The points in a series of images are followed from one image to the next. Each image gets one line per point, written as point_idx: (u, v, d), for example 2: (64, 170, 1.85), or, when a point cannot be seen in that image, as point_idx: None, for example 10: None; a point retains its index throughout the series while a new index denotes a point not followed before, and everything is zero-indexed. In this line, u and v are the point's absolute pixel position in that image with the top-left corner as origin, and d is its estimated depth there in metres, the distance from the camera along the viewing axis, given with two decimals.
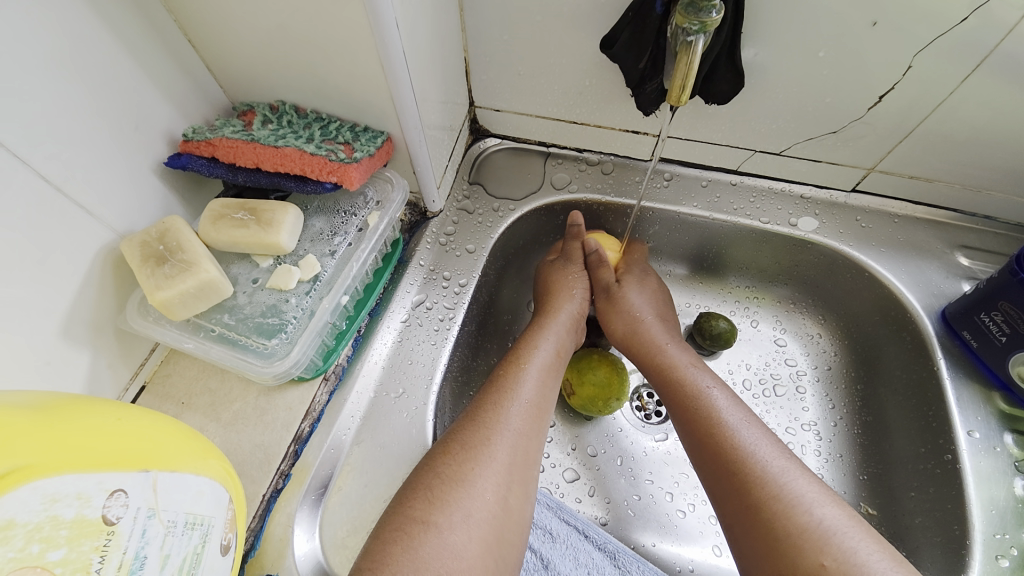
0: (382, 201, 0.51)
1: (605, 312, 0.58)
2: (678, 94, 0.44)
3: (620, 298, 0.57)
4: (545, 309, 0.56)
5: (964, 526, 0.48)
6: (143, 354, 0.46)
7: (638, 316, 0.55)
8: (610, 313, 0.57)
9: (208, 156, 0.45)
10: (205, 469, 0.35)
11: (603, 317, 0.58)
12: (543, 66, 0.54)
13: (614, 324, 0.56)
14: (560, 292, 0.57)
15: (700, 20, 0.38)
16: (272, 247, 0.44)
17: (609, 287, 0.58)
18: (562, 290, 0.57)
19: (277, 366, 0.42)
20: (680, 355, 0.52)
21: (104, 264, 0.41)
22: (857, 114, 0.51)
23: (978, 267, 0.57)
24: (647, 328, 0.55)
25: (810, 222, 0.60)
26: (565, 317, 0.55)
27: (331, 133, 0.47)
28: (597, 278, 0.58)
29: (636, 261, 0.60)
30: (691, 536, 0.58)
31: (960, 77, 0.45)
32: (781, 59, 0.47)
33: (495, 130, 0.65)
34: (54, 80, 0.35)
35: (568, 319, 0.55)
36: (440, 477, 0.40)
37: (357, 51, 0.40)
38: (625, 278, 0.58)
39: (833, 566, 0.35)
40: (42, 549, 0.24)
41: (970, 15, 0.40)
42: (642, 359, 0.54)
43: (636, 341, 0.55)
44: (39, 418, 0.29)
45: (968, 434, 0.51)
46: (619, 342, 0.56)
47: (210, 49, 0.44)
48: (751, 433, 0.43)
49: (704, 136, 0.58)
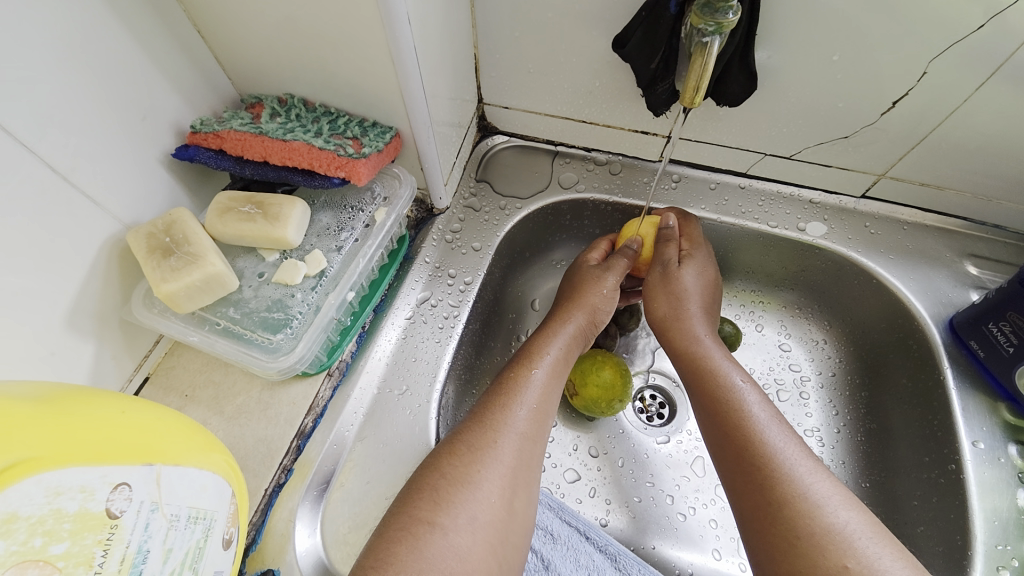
0: (389, 197, 0.51)
1: (653, 287, 0.55)
2: (692, 96, 0.43)
3: (676, 279, 0.54)
4: (558, 315, 0.54)
5: (967, 537, 0.48)
6: (147, 345, 0.46)
7: (683, 304, 0.54)
8: (660, 290, 0.54)
9: (216, 148, 0.45)
10: (208, 463, 0.35)
11: (648, 293, 0.56)
12: (554, 65, 0.54)
13: (656, 304, 0.55)
14: (581, 298, 0.55)
15: (716, 21, 0.37)
16: (279, 241, 0.44)
17: (668, 263, 0.55)
18: (597, 284, 0.55)
19: (282, 362, 0.42)
20: (713, 348, 0.51)
21: (110, 254, 0.41)
22: (868, 120, 0.50)
23: (988, 277, 0.57)
24: (688, 319, 0.53)
25: (819, 227, 0.60)
26: (572, 327, 0.53)
27: (340, 128, 0.47)
28: (660, 251, 0.55)
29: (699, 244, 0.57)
30: (691, 539, 0.58)
31: (974, 85, 0.44)
32: (794, 63, 0.47)
33: (503, 128, 0.65)
34: (63, 69, 0.35)
35: (575, 328, 0.53)
36: (446, 478, 0.39)
37: (368, 46, 0.40)
38: (689, 259, 0.55)
39: (856, 568, 0.35)
40: (45, 542, 0.24)
41: (986, 23, 0.40)
42: (673, 348, 0.53)
43: (673, 327, 0.54)
44: (45, 410, 0.28)
45: (973, 445, 0.51)
46: (656, 324, 0.55)
47: (220, 40, 0.44)
48: (778, 433, 0.43)
49: (714, 139, 0.58)
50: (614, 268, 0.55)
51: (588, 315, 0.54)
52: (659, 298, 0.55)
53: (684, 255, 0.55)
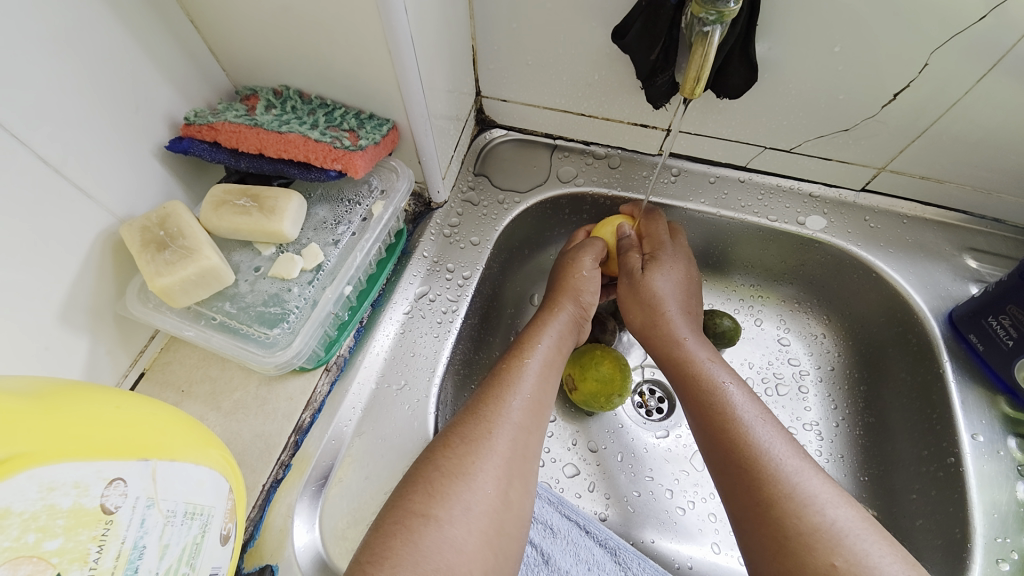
0: (386, 190, 0.50)
1: (627, 300, 0.55)
2: (693, 86, 0.43)
3: (643, 286, 0.54)
4: (548, 305, 0.54)
5: (966, 530, 0.48)
6: (143, 341, 0.45)
7: (659, 309, 0.53)
8: (632, 301, 0.54)
9: (211, 140, 0.44)
10: (205, 458, 0.35)
11: (624, 305, 0.56)
12: (552, 57, 0.53)
13: (632, 315, 0.55)
14: (565, 289, 0.55)
15: (717, 10, 0.37)
16: (274, 235, 0.44)
17: (633, 272, 0.55)
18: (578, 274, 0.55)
19: (279, 356, 0.42)
20: (697, 349, 0.51)
21: (105, 248, 0.40)
22: (869, 113, 0.50)
23: (987, 271, 0.57)
24: (667, 323, 0.52)
25: (818, 221, 0.60)
26: (564, 317, 0.53)
27: (336, 120, 0.46)
28: (623, 261, 0.56)
29: (663, 241, 0.56)
30: (690, 533, 0.58)
31: (975, 77, 0.44)
32: (794, 55, 0.46)
33: (501, 121, 0.64)
34: (54, 59, 0.34)
35: (568, 318, 0.53)
36: (439, 470, 0.39)
37: (365, 37, 0.39)
38: (654, 262, 0.54)
39: (844, 566, 0.35)
40: (38, 539, 0.24)
41: (987, 14, 0.39)
42: (657, 348, 0.53)
43: (653, 333, 0.53)
44: (38, 405, 0.28)
45: (973, 438, 0.51)
46: (637, 332, 0.55)
47: (214, 31, 0.43)
48: (766, 431, 0.43)
49: (713, 132, 0.57)
50: (590, 250, 0.56)
51: (576, 305, 0.54)
52: (634, 308, 0.55)
53: (647, 259, 0.55)
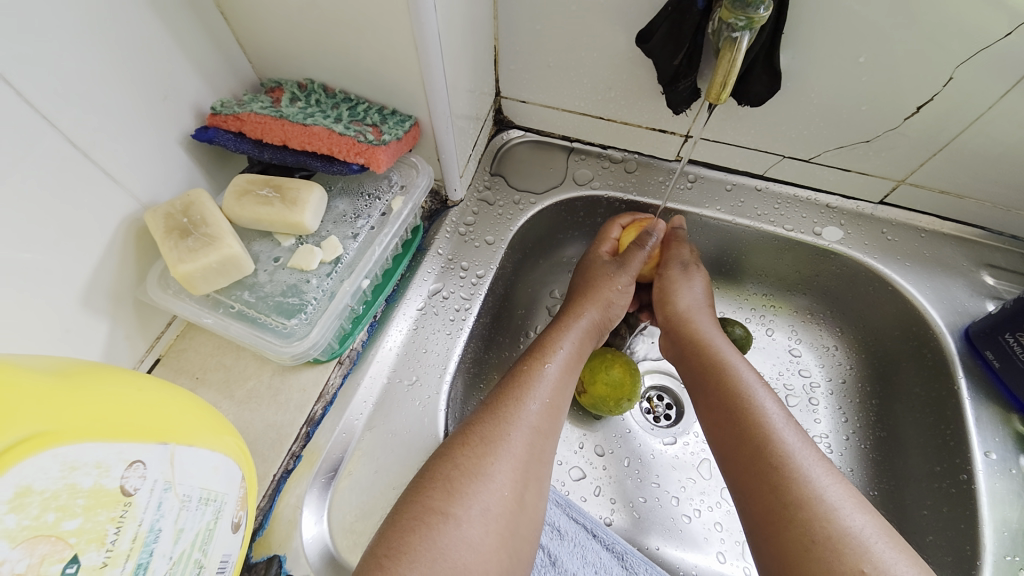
0: (406, 186, 0.50)
1: (674, 282, 0.56)
2: (718, 92, 0.43)
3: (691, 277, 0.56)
4: (570, 310, 0.55)
5: (977, 547, 0.48)
6: (160, 327, 0.46)
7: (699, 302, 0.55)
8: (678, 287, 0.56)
9: (235, 130, 0.45)
10: (220, 445, 0.35)
11: (664, 289, 0.57)
12: (573, 60, 0.53)
13: (678, 296, 0.55)
14: (595, 295, 0.55)
15: (747, 16, 0.37)
16: (296, 226, 0.44)
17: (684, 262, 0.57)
18: (609, 281, 0.55)
19: (295, 347, 0.42)
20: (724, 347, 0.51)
21: (128, 233, 0.41)
22: (890, 125, 0.50)
23: (1004, 288, 0.56)
24: (694, 319, 0.54)
25: (835, 232, 0.60)
26: (584, 321, 0.53)
27: (359, 115, 0.47)
28: (675, 252, 0.57)
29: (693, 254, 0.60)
30: (695, 541, 0.57)
31: (999, 92, 0.44)
32: (817, 66, 0.46)
33: (519, 122, 0.64)
34: (87, 45, 0.35)
35: (589, 322, 0.53)
36: (457, 468, 0.39)
37: (391, 32, 0.40)
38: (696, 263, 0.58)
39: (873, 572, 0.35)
40: (58, 518, 0.24)
41: (1012, 31, 0.40)
42: (685, 353, 0.53)
43: (682, 330, 0.54)
44: (61, 384, 0.28)
45: (986, 455, 0.50)
46: (675, 316, 0.55)
47: (242, 23, 0.44)
48: (792, 435, 0.43)
49: (732, 140, 0.57)
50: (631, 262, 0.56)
51: (601, 311, 0.54)
52: (677, 292, 0.56)
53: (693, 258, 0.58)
